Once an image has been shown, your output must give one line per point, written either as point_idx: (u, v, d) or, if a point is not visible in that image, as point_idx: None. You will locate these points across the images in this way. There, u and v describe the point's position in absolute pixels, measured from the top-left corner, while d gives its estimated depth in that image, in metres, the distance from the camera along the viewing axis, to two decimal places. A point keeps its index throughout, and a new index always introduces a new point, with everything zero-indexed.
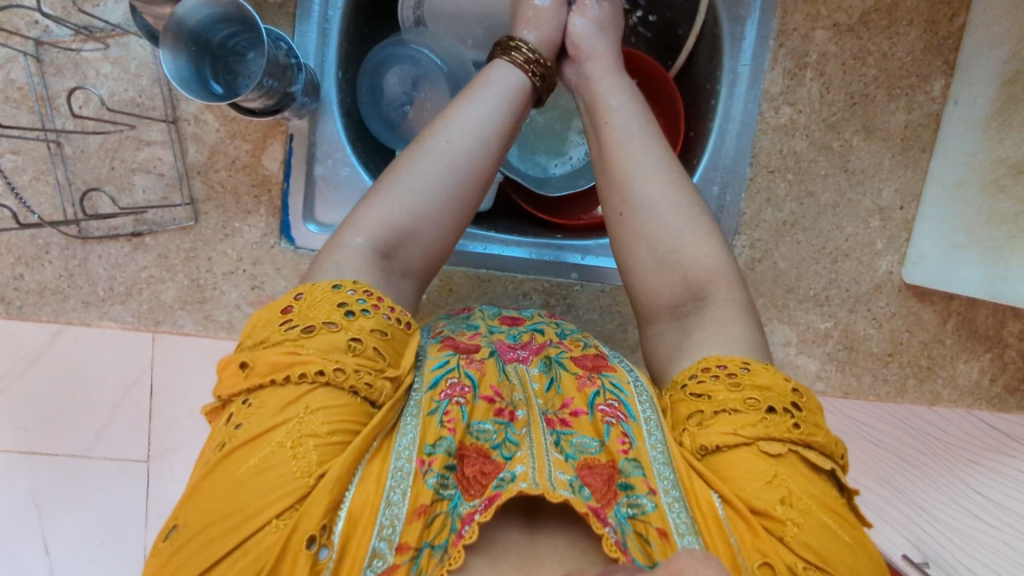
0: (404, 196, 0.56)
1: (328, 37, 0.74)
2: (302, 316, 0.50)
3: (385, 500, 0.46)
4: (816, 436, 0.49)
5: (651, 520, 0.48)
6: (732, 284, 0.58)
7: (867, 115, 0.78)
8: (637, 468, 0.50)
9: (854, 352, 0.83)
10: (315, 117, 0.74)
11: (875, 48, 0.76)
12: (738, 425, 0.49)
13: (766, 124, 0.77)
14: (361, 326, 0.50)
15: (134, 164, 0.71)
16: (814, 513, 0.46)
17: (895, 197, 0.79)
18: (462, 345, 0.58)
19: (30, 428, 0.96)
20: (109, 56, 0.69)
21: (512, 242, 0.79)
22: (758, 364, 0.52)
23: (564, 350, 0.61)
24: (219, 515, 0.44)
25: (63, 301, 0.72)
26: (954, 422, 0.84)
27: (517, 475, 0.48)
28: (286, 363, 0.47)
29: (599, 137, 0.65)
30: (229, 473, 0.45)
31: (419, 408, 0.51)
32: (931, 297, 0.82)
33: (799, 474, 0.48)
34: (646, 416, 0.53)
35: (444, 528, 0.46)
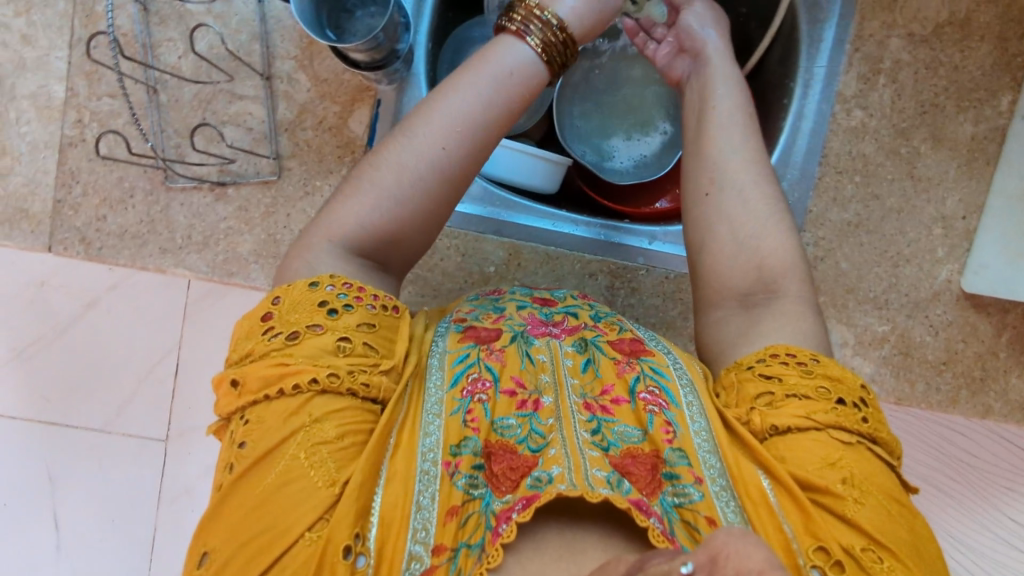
0: (386, 194, 0.52)
1: (422, 8, 0.75)
2: (284, 323, 0.48)
3: (415, 504, 0.45)
4: (880, 432, 0.50)
5: (699, 509, 0.47)
6: (802, 282, 0.58)
7: (935, 124, 0.79)
8: (682, 458, 0.49)
9: (910, 358, 0.83)
10: (402, 85, 0.72)
11: (947, 60, 0.79)
12: (810, 410, 0.49)
13: (837, 125, 0.79)
14: (347, 323, 0.48)
15: (225, 116, 0.73)
16: (876, 497, 0.47)
17: (958, 206, 0.81)
18: (483, 334, 0.55)
19: None
20: (212, 11, 0.72)
21: (580, 221, 0.79)
22: (826, 358, 0.52)
23: (600, 334, 0.57)
24: (248, 533, 0.43)
25: (141, 246, 0.73)
26: (985, 442, 0.85)
27: (553, 476, 0.46)
28: (276, 377, 0.46)
29: (702, 117, 0.66)
30: (250, 492, 0.44)
31: (441, 407, 0.50)
32: (988, 309, 0.83)
33: (862, 461, 0.48)
34: (688, 401, 0.52)
35: (479, 527, 0.44)
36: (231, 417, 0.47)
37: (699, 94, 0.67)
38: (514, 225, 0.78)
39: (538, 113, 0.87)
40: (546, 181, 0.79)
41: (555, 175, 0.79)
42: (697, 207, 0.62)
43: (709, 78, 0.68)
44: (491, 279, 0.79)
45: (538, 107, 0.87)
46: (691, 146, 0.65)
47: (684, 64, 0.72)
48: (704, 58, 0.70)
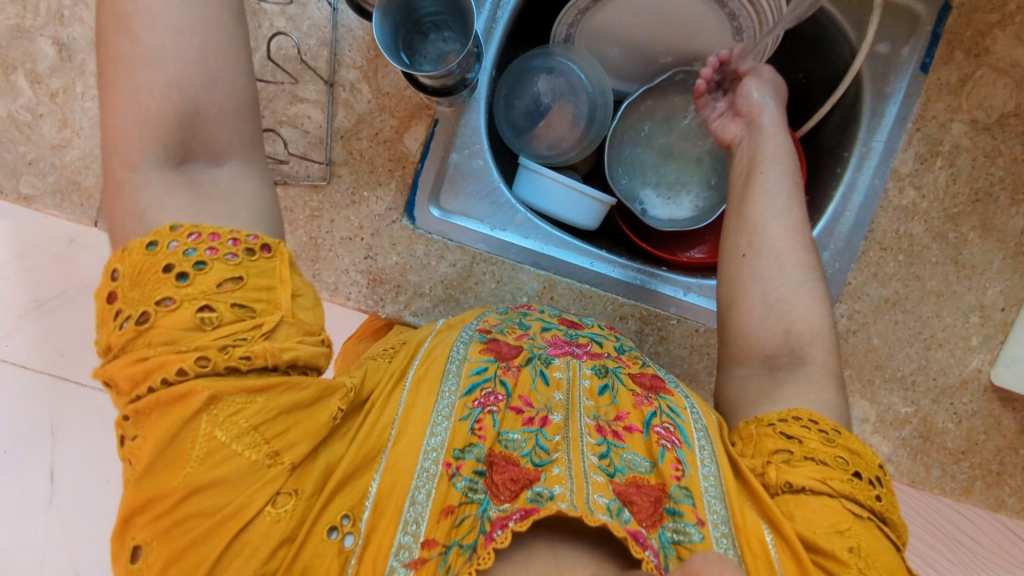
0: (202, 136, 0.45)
1: (492, 35, 0.75)
2: (128, 303, 0.42)
3: (410, 498, 0.49)
4: (889, 512, 0.54)
5: (696, 548, 0.50)
6: (827, 349, 0.62)
7: (987, 213, 0.79)
8: (687, 496, 0.52)
9: (930, 443, 0.82)
10: (462, 108, 0.76)
11: (1007, 151, 0.78)
12: (826, 475, 0.53)
13: (888, 202, 0.79)
14: (204, 286, 0.43)
15: (283, 117, 0.73)
16: (878, 571, 0.50)
17: (998, 297, 0.80)
18: (504, 351, 0.59)
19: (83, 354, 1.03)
20: (285, 12, 0.72)
21: (617, 264, 0.82)
22: (849, 434, 0.57)
23: (620, 365, 0.62)
24: (187, 522, 0.42)
25: None
26: (986, 527, 0.89)
27: (555, 494, 0.48)
28: (143, 375, 0.42)
29: (750, 180, 0.69)
30: (171, 481, 0.43)
31: (451, 411, 0.54)
32: (1015, 404, 0.82)
33: (870, 536, 0.51)
34: (701, 445, 0.55)
35: (473, 529, 0.48)
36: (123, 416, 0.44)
37: (750, 159, 0.70)
38: (554, 258, 0.80)
39: (592, 146, 0.86)
40: (589, 218, 0.81)
41: (598, 213, 0.82)
42: (733, 265, 0.66)
43: (761, 144, 0.70)
44: None
45: (592, 140, 0.86)
46: (735, 206, 0.68)
47: (738, 128, 0.74)
48: (758, 126, 0.72)
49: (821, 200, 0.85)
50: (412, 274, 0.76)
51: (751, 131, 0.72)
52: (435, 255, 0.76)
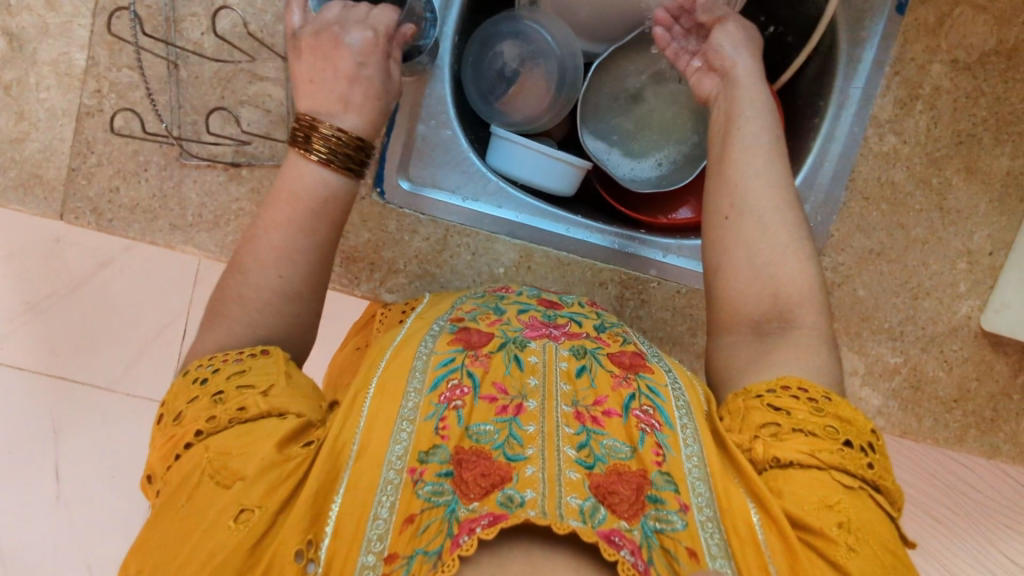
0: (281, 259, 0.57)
1: (450, 2, 0.74)
2: (173, 409, 0.50)
3: (373, 513, 0.45)
4: (883, 480, 0.51)
5: (681, 538, 0.46)
6: (817, 307, 0.60)
7: (970, 156, 0.77)
8: (668, 482, 0.48)
9: (921, 392, 0.82)
10: (423, 79, 0.74)
11: (989, 90, 0.76)
12: (814, 447, 0.51)
13: (869, 149, 0.77)
14: (223, 375, 0.50)
15: (244, 96, 0.72)
16: (872, 548, 0.47)
17: (986, 241, 0.79)
18: (473, 340, 0.56)
19: (63, 354, 1.04)
20: None
21: (595, 229, 0.80)
22: (839, 398, 0.54)
23: (600, 344, 0.58)
24: (164, 553, 0.43)
25: (152, 221, 0.73)
26: (986, 476, 0.94)
27: (525, 499, 0.44)
28: (169, 447, 0.48)
29: (727, 139, 0.66)
30: (165, 517, 0.45)
31: (416, 412, 0.50)
32: (1006, 348, 0.81)
33: (863, 509, 0.49)
34: (683, 423, 0.53)
35: (440, 533, 0.42)
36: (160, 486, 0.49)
37: (726, 117, 0.68)
38: (529, 227, 0.78)
39: (562, 114, 0.84)
40: (562, 184, 0.80)
41: (572, 178, 0.80)
42: (717, 230, 0.64)
43: (737, 99, 0.68)
44: (500, 280, 0.77)
45: (562, 107, 0.84)
46: (715, 167, 0.66)
47: (713, 84, 0.72)
48: (732, 78, 0.70)
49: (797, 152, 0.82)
50: (386, 251, 0.75)
51: (727, 85, 0.70)
52: (408, 231, 0.75)
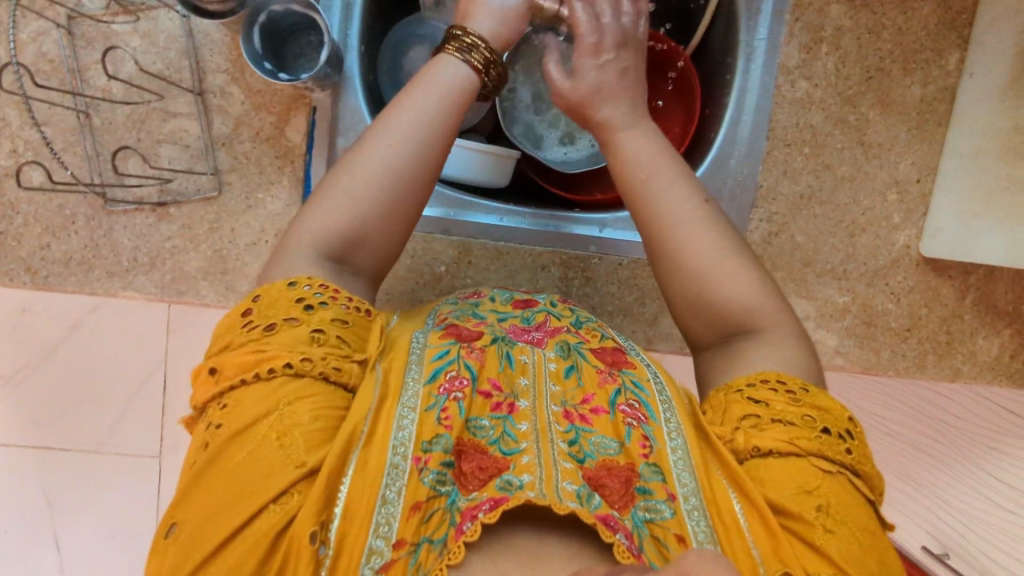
0: (347, 204, 0.53)
1: (351, 10, 0.74)
2: (262, 317, 0.47)
3: (381, 497, 0.43)
4: (864, 466, 0.47)
5: (670, 526, 0.44)
6: (776, 310, 0.54)
7: (882, 89, 0.78)
8: (656, 473, 0.46)
9: (873, 327, 0.83)
10: (336, 90, 0.73)
11: (889, 23, 0.77)
12: (794, 436, 0.47)
13: (783, 97, 0.78)
14: (322, 317, 0.47)
15: (160, 135, 0.72)
16: (853, 535, 0.44)
17: (912, 170, 0.80)
18: (464, 333, 0.54)
19: (40, 430, 0.81)
20: (138, 29, 0.71)
21: (530, 215, 0.79)
22: (818, 388, 0.49)
23: (582, 340, 0.57)
24: (219, 505, 0.42)
25: (88, 271, 0.73)
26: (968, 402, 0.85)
27: (523, 480, 0.43)
28: (250, 363, 0.45)
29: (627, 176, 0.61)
30: (222, 467, 0.43)
31: (417, 402, 0.47)
32: (949, 272, 0.82)
33: (845, 496, 0.45)
34: (668, 418, 0.50)
35: (443, 523, 0.42)
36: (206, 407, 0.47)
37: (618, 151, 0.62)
38: (464, 222, 0.78)
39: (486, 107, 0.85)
40: (493, 174, 0.79)
41: (502, 167, 0.80)
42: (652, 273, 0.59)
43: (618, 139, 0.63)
44: (443, 278, 0.78)
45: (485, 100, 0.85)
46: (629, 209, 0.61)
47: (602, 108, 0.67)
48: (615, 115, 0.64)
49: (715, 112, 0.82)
50: None
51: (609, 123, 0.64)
52: None
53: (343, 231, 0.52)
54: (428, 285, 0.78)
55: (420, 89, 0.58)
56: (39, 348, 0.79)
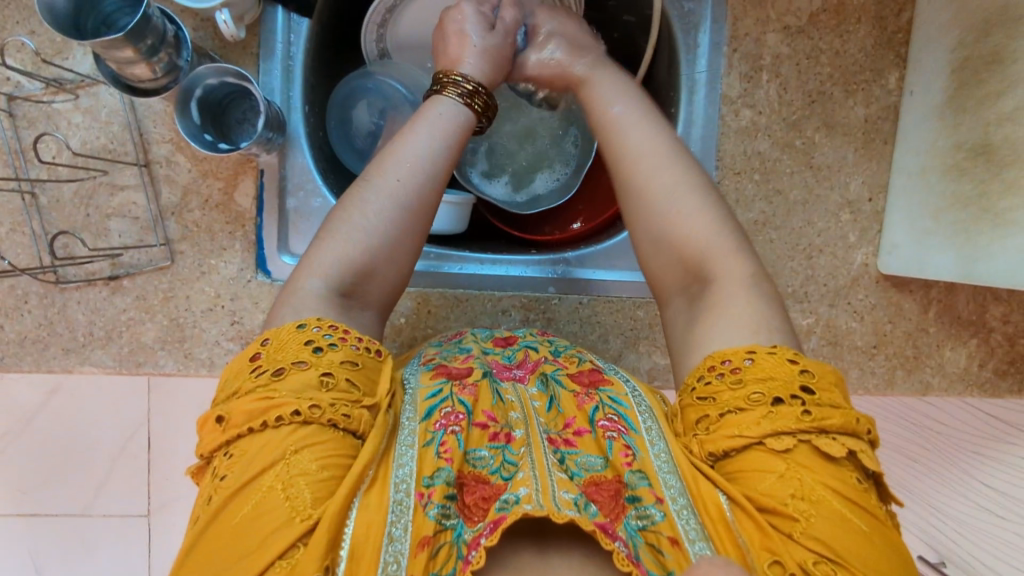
0: (354, 237, 0.54)
1: (292, 74, 0.75)
2: (270, 360, 0.47)
3: (387, 535, 0.43)
4: (829, 420, 0.46)
5: (662, 530, 0.46)
6: (739, 256, 0.55)
7: (826, 112, 0.79)
8: (642, 480, 0.48)
9: (840, 347, 0.82)
10: (283, 151, 0.75)
11: (827, 48, 0.78)
12: (743, 424, 0.47)
13: (728, 127, 0.79)
14: (331, 359, 0.47)
15: (108, 209, 0.72)
16: (829, 503, 0.44)
17: (862, 189, 0.80)
18: (454, 371, 0.55)
19: (31, 490, 0.87)
20: (79, 106, 0.71)
21: (488, 259, 0.81)
22: (763, 352, 0.49)
23: (559, 366, 0.58)
24: (225, 565, 0.41)
25: (44, 349, 0.72)
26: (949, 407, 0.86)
27: (520, 496, 0.45)
28: (259, 410, 0.45)
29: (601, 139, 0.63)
30: (225, 525, 0.42)
31: (414, 439, 0.48)
32: (910, 286, 0.82)
33: (812, 465, 0.45)
34: (648, 426, 0.52)
35: (451, 557, 0.43)
36: (215, 454, 0.46)
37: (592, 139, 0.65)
38: (423, 273, 0.79)
39: None
40: (448, 222, 0.80)
41: (457, 215, 0.80)
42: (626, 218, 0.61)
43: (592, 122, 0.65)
44: (402, 331, 0.77)
45: None
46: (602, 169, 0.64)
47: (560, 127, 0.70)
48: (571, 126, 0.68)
49: None
50: None
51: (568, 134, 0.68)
52: None
53: (353, 263, 0.53)
54: (388, 339, 0.76)
55: (423, 123, 0.60)
56: (18, 417, 0.82)
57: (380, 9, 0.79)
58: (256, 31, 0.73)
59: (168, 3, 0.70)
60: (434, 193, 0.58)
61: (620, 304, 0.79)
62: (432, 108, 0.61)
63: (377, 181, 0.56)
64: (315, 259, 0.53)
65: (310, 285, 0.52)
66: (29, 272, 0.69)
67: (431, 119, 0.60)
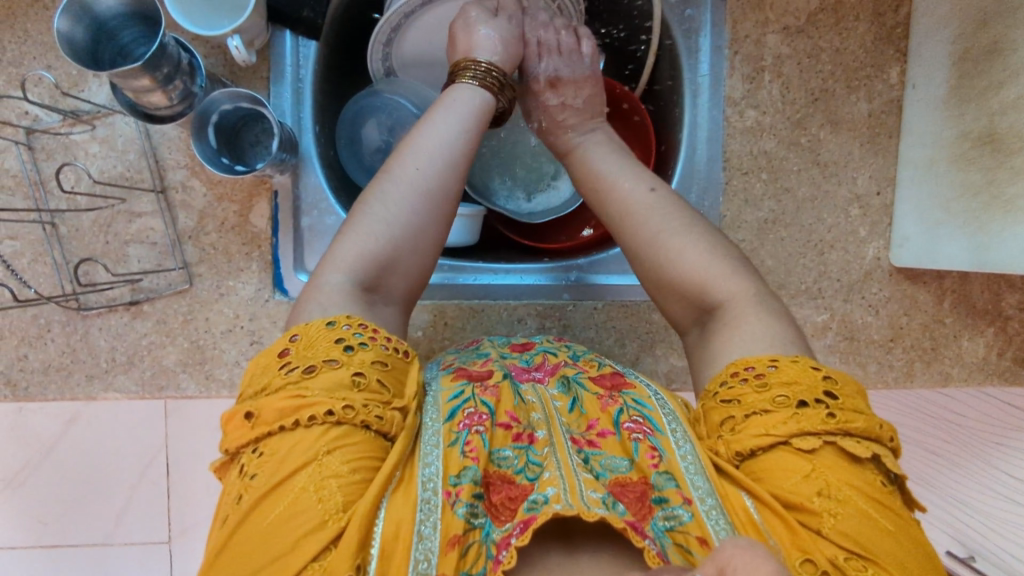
0: (379, 227, 0.55)
1: (302, 95, 0.76)
2: (300, 358, 0.47)
3: (416, 534, 0.43)
4: (855, 423, 0.47)
5: (690, 530, 0.46)
6: (740, 276, 0.56)
7: (830, 109, 0.80)
8: (670, 480, 0.48)
9: (856, 341, 0.82)
10: (296, 171, 0.77)
11: (827, 46, 0.79)
12: (769, 425, 0.48)
13: (733, 128, 0.80)
14: (361, 359, 0.48)
15: (127, 236, 0.73)
16: (856, 502, 0.45)
17: (870, 184, 0.81)
18: (475, 373, 0.55)
19: (52, 522, 0.88)
20: (96, 136, 0.72)
21: (502, 269, 0.82)
22: (785, 360, 0.49)
23: (580, 370, 0.58)
24: (256, 563, 0.41)
25: (67, 377, 0.73)
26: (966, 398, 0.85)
27: (549, 496, 0.45)
28: (292, 408, 0.45)
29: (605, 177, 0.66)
30: (257, 524, 0.42)
31: (438, 439, 0.49)
32: (924, 278, 0.81)
33: (837, 465, 0.46)
34: (673, 428, 0.52)
35: (480, 556, 0.43)
36: (242, 450, 0.46)
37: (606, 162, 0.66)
38: (439, 285, 0.80)
39: None
40: (460, 234, 0.80)
41: (469, 226, 0.81)
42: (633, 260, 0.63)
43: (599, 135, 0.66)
44: (420, 344, 0.77)
45: None
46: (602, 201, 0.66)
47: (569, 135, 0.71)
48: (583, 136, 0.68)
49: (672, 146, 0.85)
50: None
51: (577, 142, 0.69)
52: None
53: (376, 254, 0.54)
54: None
55: (443, 109, 0.62)
56: (38, 447, 0.83)
57: (385, 30, 0.78)
58: (266, 55, 0.74)
59: (179, 32, 0.72)
60: (457, 179, 0.60)
61: (635, 307, 0.80)
62: (454, 97, 0.63)
63: (400, 171, 0.58)
64: (339, 251, 0.54)
65: (333, 279, 0.53)
66: (51, 301, 0.70)
67: (454, 107, 0.62)
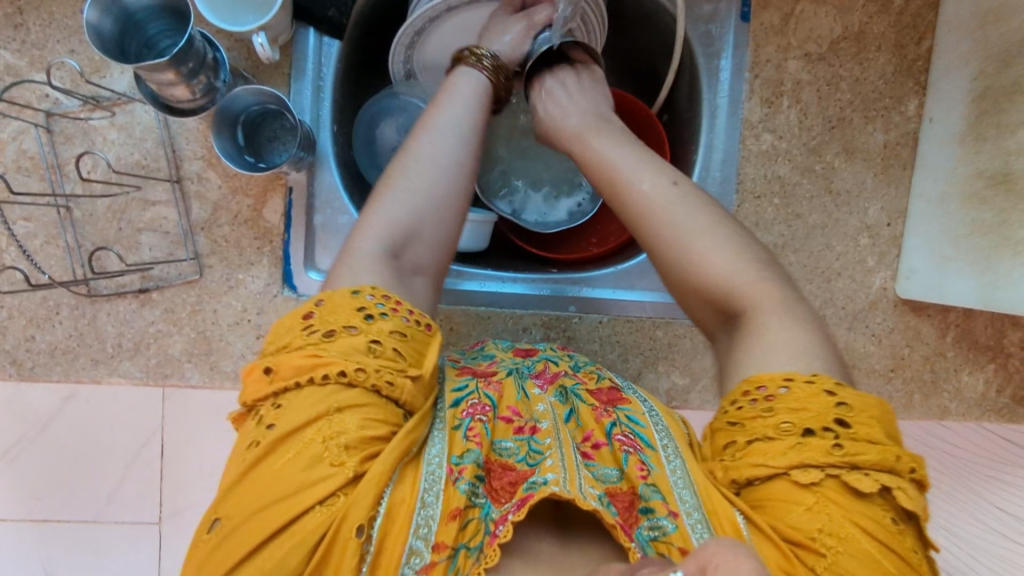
0: (405, 196, 0.55)
1: (323, 93, 0.77)
2: (322, 321, 0.48)
3: (420, 501, 0.46)
4: (863, 455, 0.45)
5: (673, 541, 0.47)
6: (778, 283, 0.52)
7: (845, 137, 0.80)
8: (656, 493, 0.49)
9: (857, 369, 0.82)
10: (312, 169, 0.76)
11: (847, 74, 0.79)
12: (772, 453, 0.46)
13: (749, 151, 0.80)
14: (380, 328, 0.48)
15: (140, 224, 0.73)
16: (855, 536, 0.44)
17: (881, 214, 0.81)
18: (479, 370, 0.57)
19: (41, 495, 0.85)
20: (115, 123, 0.73)
21: (509, 278, 0.82)
22: (800, 381, 0.47)
23: (579, 382, 0.58)
24: (262, 504, 0.43)
25: (73, 360, 0.73)
26: (967, 434, 0.85)
27: (548, 479, 0.47)
28: (309, 366, 0.46)
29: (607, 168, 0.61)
30: (264, 471, 0.44)
31: (444, 422, 0.51)
32: (928, 311, 0.82)
33: (839, 498, 0.45)
34: (665, 444, 0.52)
35: (478, 531, 0.46)
36: (258, 403, 0.47)
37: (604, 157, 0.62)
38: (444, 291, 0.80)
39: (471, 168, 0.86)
40: (469, 240, 0.80)
41: (480, 233, 0.81)
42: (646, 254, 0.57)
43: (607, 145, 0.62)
44: None
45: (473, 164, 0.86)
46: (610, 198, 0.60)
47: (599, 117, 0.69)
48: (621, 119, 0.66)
49: (686, 167, 0.85)
50: None
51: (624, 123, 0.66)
52: None
53: (398, 221, 0.54)
54: None
55: (448, 94, 0.63)
56: (34, 421, 0.82)
57: (410, 32, 0.77)
58: (289, 52, 0.75)
59: (204, 25, 0.72)
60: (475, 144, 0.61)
61: (640, 323, 0.80)
62: (457, 83, 0.64)
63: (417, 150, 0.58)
64: (369, 221, 0.54)
65: (363, 247, 0.53)
66: (62, 287, 0.70)
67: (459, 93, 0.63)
